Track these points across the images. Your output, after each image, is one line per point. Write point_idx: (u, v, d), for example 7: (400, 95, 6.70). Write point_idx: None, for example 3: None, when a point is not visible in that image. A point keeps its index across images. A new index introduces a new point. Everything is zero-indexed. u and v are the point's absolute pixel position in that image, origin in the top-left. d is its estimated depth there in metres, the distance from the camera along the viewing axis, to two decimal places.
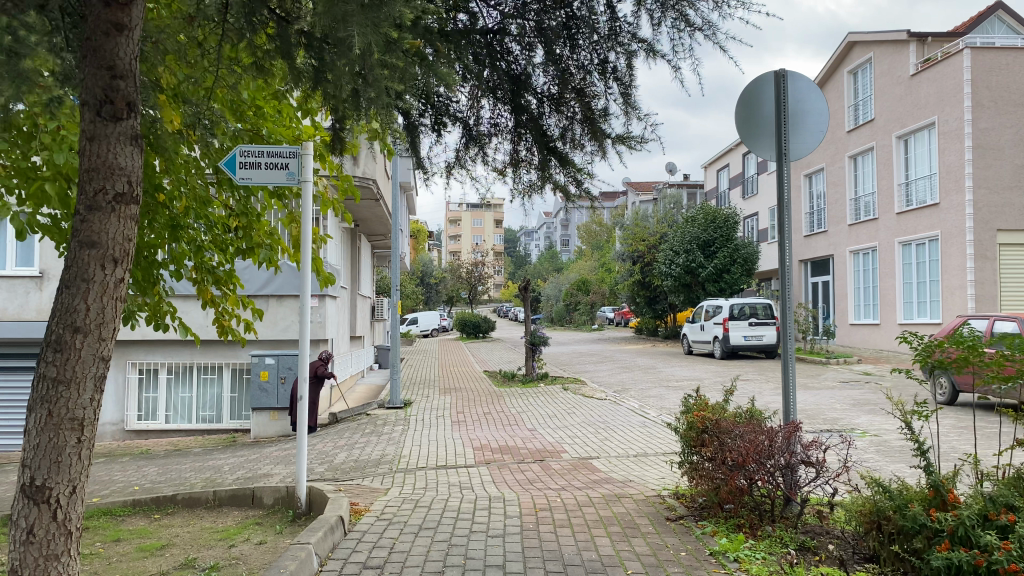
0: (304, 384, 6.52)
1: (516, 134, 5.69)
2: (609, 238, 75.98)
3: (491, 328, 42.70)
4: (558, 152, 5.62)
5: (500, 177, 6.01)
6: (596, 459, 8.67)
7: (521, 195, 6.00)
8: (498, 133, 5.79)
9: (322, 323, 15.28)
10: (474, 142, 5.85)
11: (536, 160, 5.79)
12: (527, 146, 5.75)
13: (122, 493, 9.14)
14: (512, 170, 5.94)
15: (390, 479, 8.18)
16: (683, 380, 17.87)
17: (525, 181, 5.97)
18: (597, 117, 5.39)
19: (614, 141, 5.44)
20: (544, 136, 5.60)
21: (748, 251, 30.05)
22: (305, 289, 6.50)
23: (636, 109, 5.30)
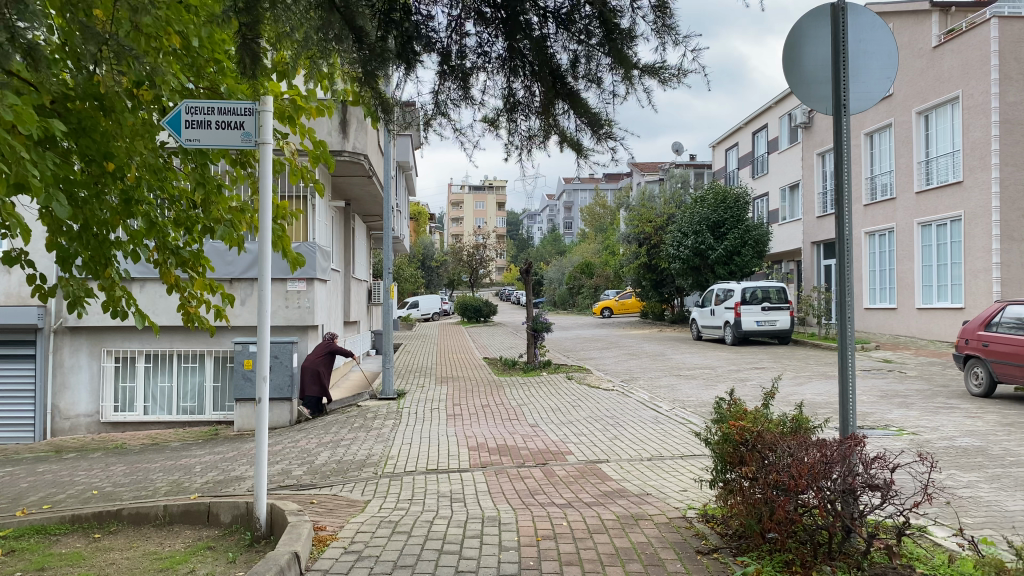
0: (262, 384, 5.48)
1: (510, 67, 4.79)
2: (614, 221, 74.97)
3: (492, 313, 41.68)
4: (566, 86, 4.75)
5: (492, 129, 5.08)
6: (604, 464, 7.69)
7: (519, 150, 5.11)
8: (486, 66, 4.86)
9: (310, 308, 14.22)
10: (459, 79, 4.87)
11: (537, 101, 4.88)
12: (524, 83, 4.85)
13: (77, 501, 8.17)
14: (507, 118, 5.01)
15: (373, 487, 7.20)
16: (695, 368, 16.85)
17: (523, 131, 5.06)
18: (622, 38, 4.56)
19: (642, 73, 4.62)
20: (551, 65, 4.72)
21: (760, 233, 28.92)
22: (266, 276, 5.48)
23: (672, 32, 4.46)
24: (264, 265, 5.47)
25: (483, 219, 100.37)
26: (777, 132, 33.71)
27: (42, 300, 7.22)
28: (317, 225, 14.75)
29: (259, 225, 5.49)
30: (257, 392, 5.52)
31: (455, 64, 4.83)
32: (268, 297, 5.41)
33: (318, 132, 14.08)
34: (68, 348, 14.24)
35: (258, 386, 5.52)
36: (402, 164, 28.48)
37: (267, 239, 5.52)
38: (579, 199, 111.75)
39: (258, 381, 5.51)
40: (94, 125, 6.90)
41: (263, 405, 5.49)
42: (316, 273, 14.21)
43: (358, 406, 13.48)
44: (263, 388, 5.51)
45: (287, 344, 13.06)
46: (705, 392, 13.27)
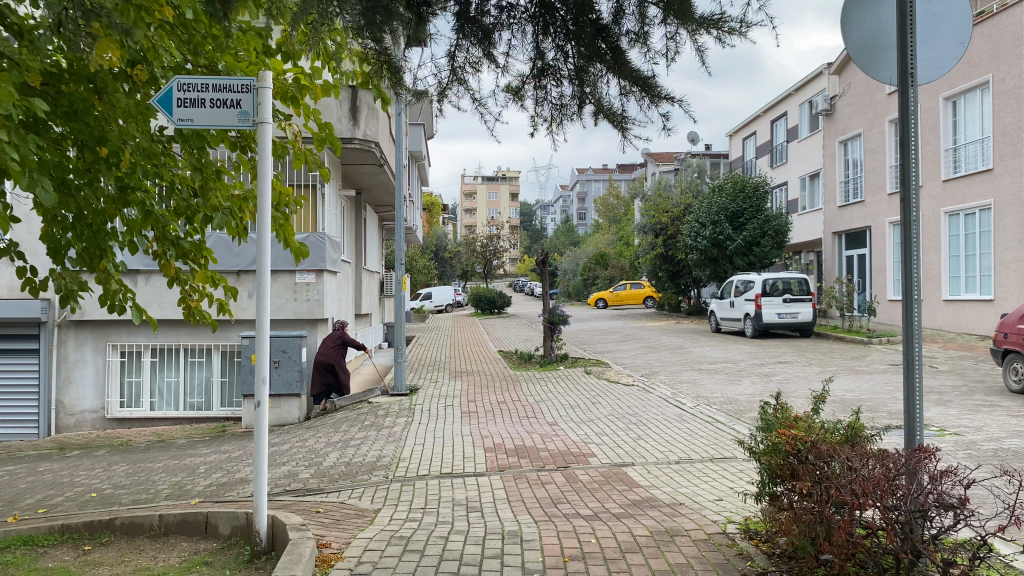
0: (263, 386, 5.04)
1: (540, 22, 4.44)
2: (627, 211, 74.35)
3: (506, 304, 41.25)
4: (611, 38, 4.40)
5: (516, 95, 4.82)
6: (629, 468, 7.26)
7: (551, 119, 4.92)
8: (509, 24, 4.49)
9: (320, 301, 13.80)
10: (477, 34, 4.47)
11: (568, 65, 4.60)
12: (555, 42, 4.54)
13: (75, 505, 7.79)
14: (535, 82, 4.74)
15: (383, 493, 6.75)
16: (717, 362, 16.34)
17: (555, 96, 4.82)
18: None
19: (699, 26, 4.17)
20: (593, 18, 4.37)
21: (780, 222, 28.26)
22: (265, 269, 5.02)
23: None
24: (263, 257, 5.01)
25: (497, 210, 99.70)
26: (796, 121, 33.07)
27: (33, 295, 6.81)
28: (327, 214, 14.30)
29: (257, 218, 5.03)
30: (257, 394, 5.07)
31: (475, 19, 4.38)
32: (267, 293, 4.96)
33: (328, 118, 13.60)
34: (73, 342, 13.89)
35: (258, 388, 5.07)
36: (415, 154, 28.01)
37: (266, 233, 5.06)
38: (592, 189, 110.98)
39: (258, 383, 5.06)
40: (87, 107, 6.57)
41: (263, 409, 5.04)
42: (326, 265, 13.79)
43: (369, 402, 13.06)
44: (264, 391, 5.06)
45: (295, 339, 12.77)
46: (730, 388, 12.77)
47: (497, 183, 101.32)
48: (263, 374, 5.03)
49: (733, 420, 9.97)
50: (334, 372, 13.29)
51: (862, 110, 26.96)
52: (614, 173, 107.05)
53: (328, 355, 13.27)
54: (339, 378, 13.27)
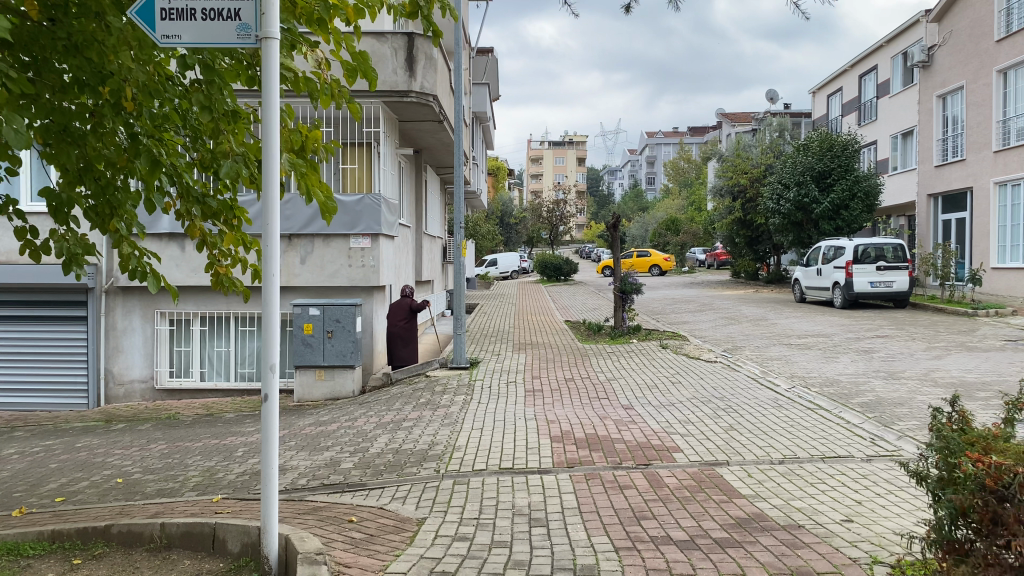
0: (270, 376, 4.03)
1: None
2: (700, 176, 71.66)
3: (573, 272, 40.03)
4: None
5: None
6: (721, 469, 6.13)
7: None
8: None
9: (376, 268, 12.81)
10: None
11: None
12: None
13: (95, 494, 6.99)
14: None
15: (429, 495, 5.70)
16: (807, 337, 14.86)
17: None
18: None
19: None
20: None
21: (871, 184, 26.22)
22: (273, 236, 4.06)
23: None
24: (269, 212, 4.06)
25: (563, 175, 97.89)
26: (888, 74, 30.75)
27: (33, 259, 5.83)
28: (383, 174, 13.18)
29: (262, 181, 4.03)
30: (264, 387, 4.07)
31: None
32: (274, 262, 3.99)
33: (382, 70, 12.48)
34: (120, 310, 13.25)
35: (266, 378, 4.07)
36: (479, 115, 26.80)
37: (273, 199, 4.08)
38: (663, 152, 108.11)
39: (265, 373, 4.06)
40: (89, 42, 5.53)
41: (271, 404, 4.04)
42: (383, 229, 12.74)
43: (427, 375, 12.07)
44: (274, 382, 4.06)
45: (350, 308, 11.90)
46: (826, 367, 11.37)
47: (564, 148, 99.45)
48: (271, 362, 4.03)
49: (838, 407, 8.63)
50: (401, 342, 12.55)
51: (965, 60, 24.63)
52: (685, 136, 103.85)
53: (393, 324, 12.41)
54: (408, 348, 12.58)
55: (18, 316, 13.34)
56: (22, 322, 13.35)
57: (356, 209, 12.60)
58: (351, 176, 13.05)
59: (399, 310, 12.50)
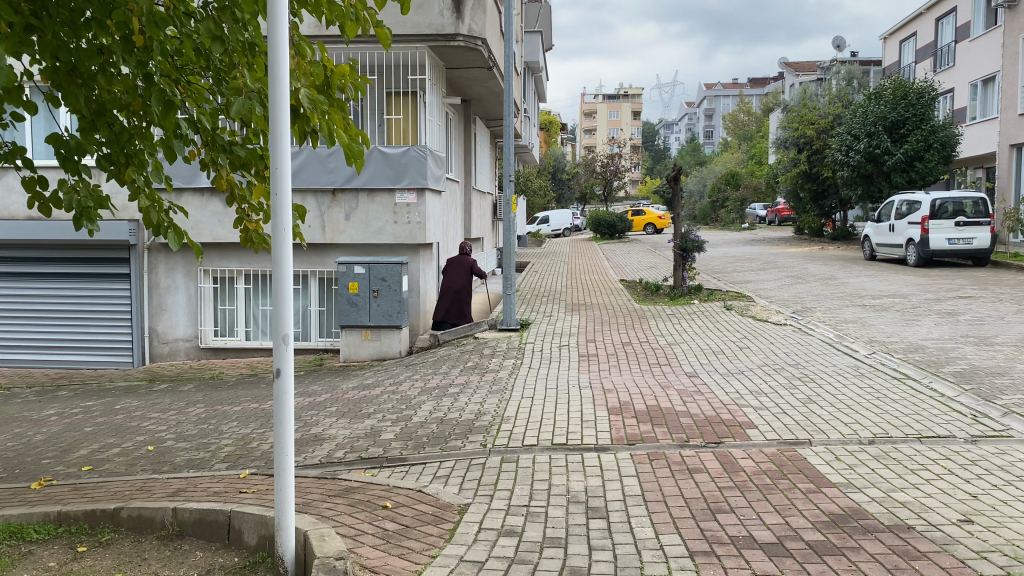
0: (284, 347, 3.54)
1: None
2: (760, 129, 69.25)
3: (627, 228, 39.08)
4: None
5: None
6: (800, 450, 5.44)
7: None
8: None
9: (422, 224, 12.18)
10: None
11: None
12: None
13: (123, 464, 6.59)
14: None
15: (475, 476, 5.11)
16: (882, 298, 13.85)
17: None
18: None
19: None
20: None
21: (949, 134, 24.65)
22: (285, 188, 3.62)
23: None
24: (279, 163, 3.63)
25: (618, 129, 95.91)
26: (968, 16, 28.76)
27: (42, 213, 5.33)
28: (429, 124, 12.48)
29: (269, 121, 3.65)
30: (276, 361, 3.57)
31: None
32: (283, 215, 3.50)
33: (427, 12, 11.75)
34: (164, 268, 12.94)
35: (279, 351, 3.58)
36: (531, 65, 25.80)
37: (283, 147, 3.65)
38: (721, 105, 105.06)
39: (278, 345, 3.56)
40: None
41: (285, 380, 3.53)
42: (429, 183, 12.10)
43: (475, 337, 11.50)
44: (288, 356, 3.55)
45: (396, 266, 11.35)
46: (908, 331, 10.44)
47: (619, 101, 97.33)
48: (284, 332, 3.54)
49: (928, 376, 7.79)
50: (455, 300, 12.00)
51: None
52: (744, 88, 100.59)
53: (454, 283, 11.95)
54: (461, 308, 12.01)
55: (62, 274, 13.11)
56: (65, 279, 13.12)
57: (401, 162, 11.99)
58: (396, 128, 12.36)
59: (458, 268, 12.07)
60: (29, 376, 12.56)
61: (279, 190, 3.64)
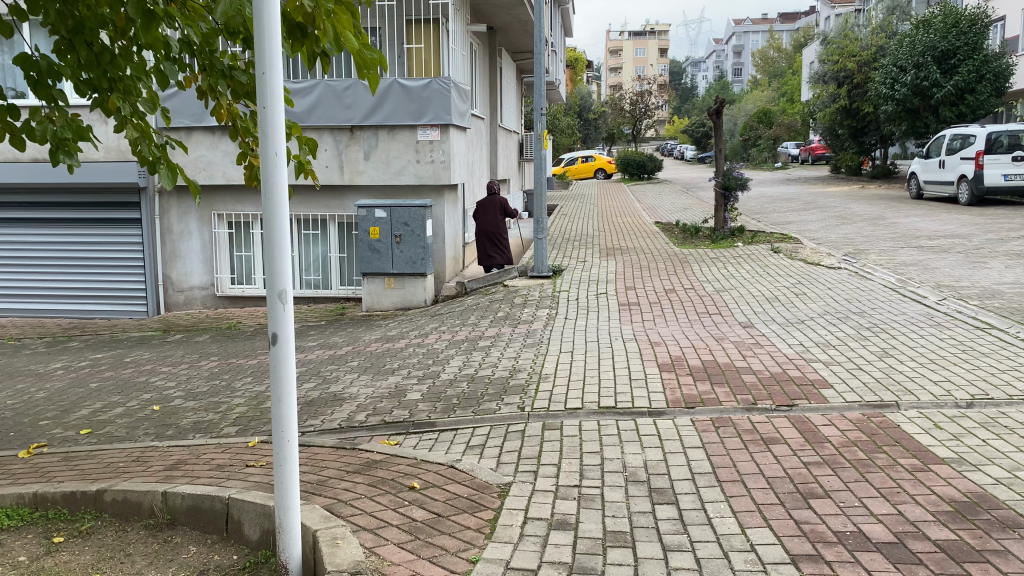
0: (280, 308, 2.81)
1: None
2: (793, 65, 66.81)
3: (657, 169, 37.85)
4: None
5: None
6: (890, 415, 4.69)
7: None
8: None
9: (447, 164, 11.36)
10: None
11: None
12: None
13: (125, 428, 6.00)
14: None
15: (516, 448, 4.43)
16: (940, 239, 12.90)
17: None
18: None
19: None
20: None
21: (1002, 64, 23.18)
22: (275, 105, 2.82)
23: None
24: (266, 68, 2.84)
25: (644, 67, 93.22)
26: None
27: (13, 146, 4.61)
28: (453, 55, 11.56)
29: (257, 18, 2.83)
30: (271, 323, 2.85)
31: None
32: (275, 138, 2.73)
33: None
34: (176, 212, 12.29)
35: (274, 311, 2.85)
36: None
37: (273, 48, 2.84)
38: (750, 42, 101.77)
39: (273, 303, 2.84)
40: None
41: (283, 349, 2.82)
42: (454, 119, 11.25)
43: (505, 284, 10.78)
44: (285, 318, 2.83)
45: (420, 210, 10.62)
46: (978, 274, 9.57)
47: (645, 39, 94.43)
48: (280, 289, 2.82)
49: (1015, 326, 6.96)
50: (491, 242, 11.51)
51: None
52: (776, 24, 97.24)
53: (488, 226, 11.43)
54: (497, 250, 11.51)
55: (70, 219, 12.46)
56: (74, 225, 12.49)
57: (423, 96, 11.15)
58: (417, 59, 11.44)
59: (490, 208, 11.52)
60: (40, 327, 12.06)
61: (267, 102, 2.86)
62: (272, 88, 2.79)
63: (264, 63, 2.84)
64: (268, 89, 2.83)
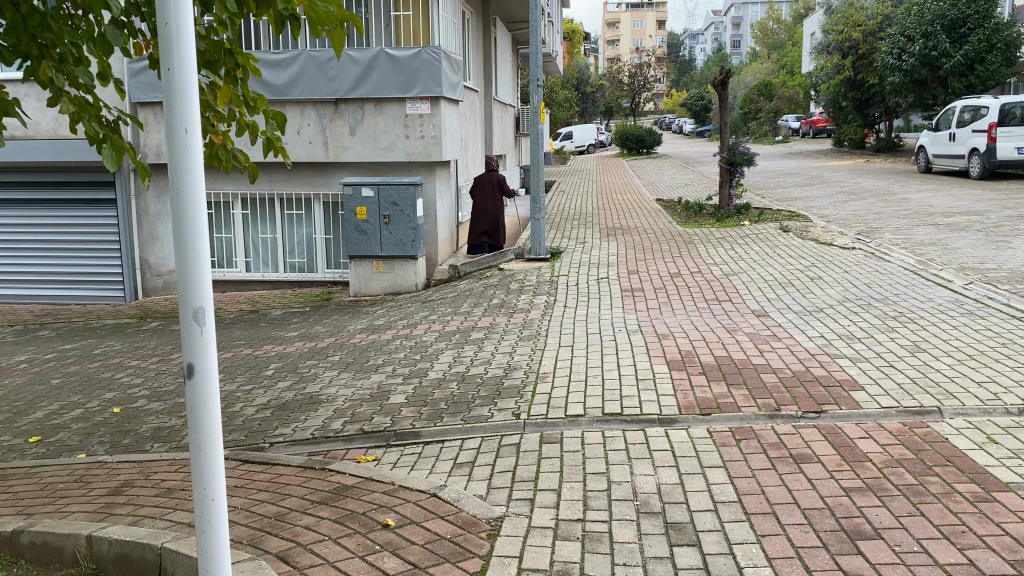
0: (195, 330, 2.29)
1: None
2: (793, 37, 65.69)
3: (656, 143, 37.02)
4: None
5: None
6: (934, 425, 4.15)
7: None
8: None
9: (438, 139, 10.70)
10: None
11: None
12: None
13: (78, 436, 5.42)
14: None
15: (511, 468, 3.87)
16: (955, 216, 12.29)
17: None
18: None
19: None
20: None
21: (1013, 34, 22.43)
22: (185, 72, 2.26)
23: None
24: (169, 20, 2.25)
25: (641, 39, 91.82)
26: None
27: None
28: (443, 24, 10.87)
29: None
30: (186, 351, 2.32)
31: None
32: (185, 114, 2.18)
33: None
34: (152, 192, 11.64)
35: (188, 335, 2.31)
36: None
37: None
38: (749, 13, 100.32)
39: (187, 325, 2.30)
40: None
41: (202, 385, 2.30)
42: (445, 90, 10.59)
43: (500, 268, 10.17)
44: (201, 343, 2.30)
45: (409, 188, 10.00)
46: (1003, 255, 8.98)
47: (643, 10, 92.99)
48: (196, 307, 2.29)
49: None
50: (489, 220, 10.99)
51: None
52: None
53: (486, 202, 10.92)
54: (494, 228, 10.97)
55: (39, 200, 11.79)
56: (44, 206, 11.81)
57: (411, 67, 10.50)
58: (405, 27, 10.72)
59: (489, 185, 11.04)
60: (10, 314, 11.43)
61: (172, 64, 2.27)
62: (182, 53, 2.20)
63: (167, 18, 2.24)
64: (173, 52, 2.23)
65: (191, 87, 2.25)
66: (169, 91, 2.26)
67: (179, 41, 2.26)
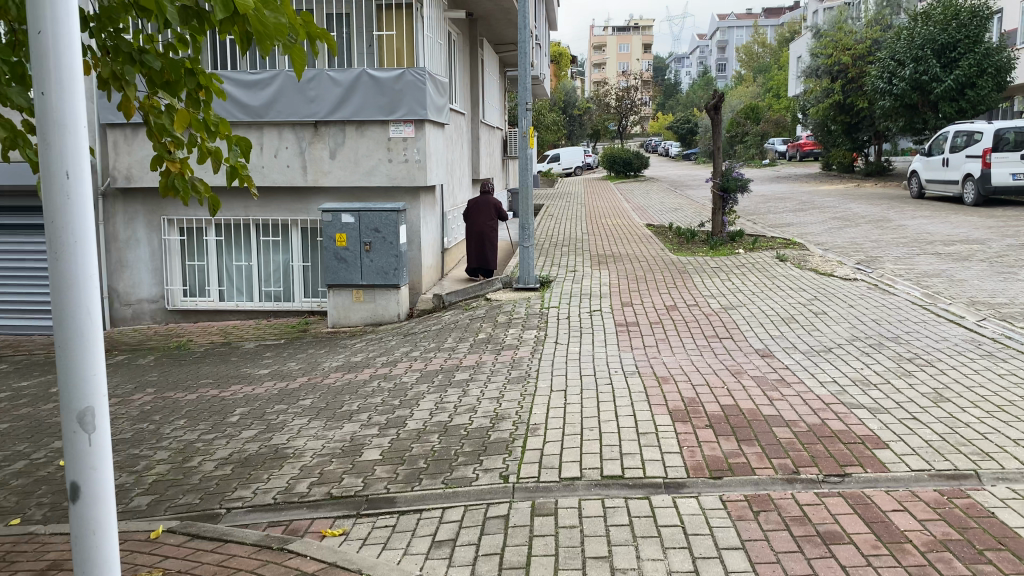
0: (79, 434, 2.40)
1: None
2: (779, 61, 65.98)
3: (644, 166, 36.75)
4: None
5: None
6: (976, 495, 3.70)
7: None
8: None
9: (422, 163, 10.23)
10: None
11: None
12: None
13: (14, 496, 4.86)
14: None
15: (499, 549, 3.37)
16: (956, 244, 11.91)
17: None
18: None
19: None
20: None
21: (1003, 58, 22.32)
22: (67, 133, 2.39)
23: None
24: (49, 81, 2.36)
25: (628, 62, 92.18)
26: None
27: None
28: (428, 44, 10.43)
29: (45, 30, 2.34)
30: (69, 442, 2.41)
31: None
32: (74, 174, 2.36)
33: None
34: (121, 218, 10.92)
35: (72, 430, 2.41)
36: None
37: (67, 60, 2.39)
38: (734, 37, 101.01)
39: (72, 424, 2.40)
40: None
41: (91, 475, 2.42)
42: (429, 113, 10.14)
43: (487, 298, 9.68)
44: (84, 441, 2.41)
45: (391, 215, 9.52)
46: (1014, 288, 8.58)
47: (630, 34, 93.42)
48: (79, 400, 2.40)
49: None
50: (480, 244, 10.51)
51: None
52: (760, 19, 96.67)
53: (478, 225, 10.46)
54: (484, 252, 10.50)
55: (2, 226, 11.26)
56: (7, 232, 11.28)
57: (394, 88, 10.04)
58: (389, 47, 10.26)
59: (484, 208, 10.59)
60: None
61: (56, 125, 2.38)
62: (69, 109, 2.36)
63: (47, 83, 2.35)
64: (53, 82, 2.34)
65: (77, 122, 2.38)
66: (46, 122, 2.36)
67: (60, 82, 2.38)
